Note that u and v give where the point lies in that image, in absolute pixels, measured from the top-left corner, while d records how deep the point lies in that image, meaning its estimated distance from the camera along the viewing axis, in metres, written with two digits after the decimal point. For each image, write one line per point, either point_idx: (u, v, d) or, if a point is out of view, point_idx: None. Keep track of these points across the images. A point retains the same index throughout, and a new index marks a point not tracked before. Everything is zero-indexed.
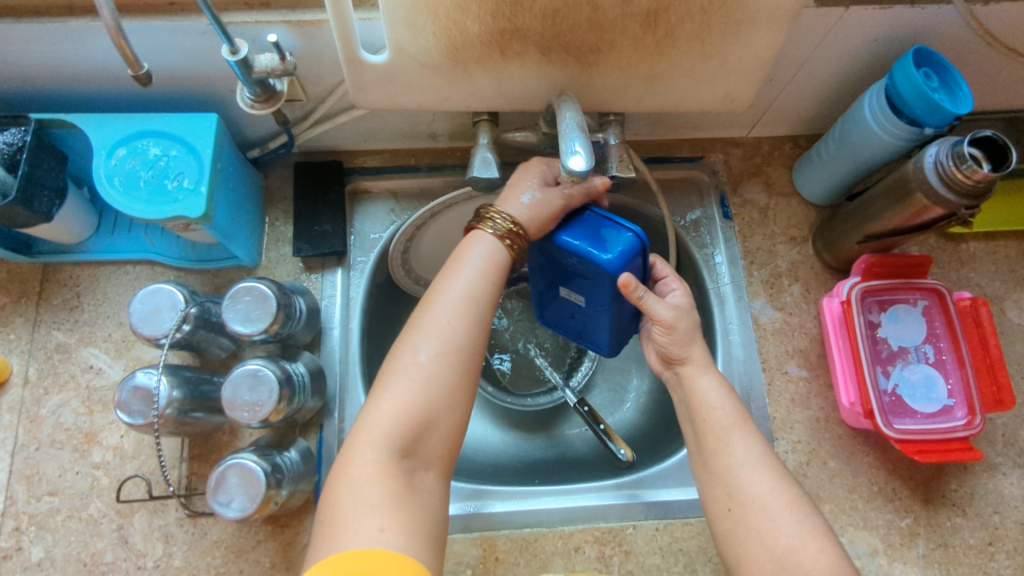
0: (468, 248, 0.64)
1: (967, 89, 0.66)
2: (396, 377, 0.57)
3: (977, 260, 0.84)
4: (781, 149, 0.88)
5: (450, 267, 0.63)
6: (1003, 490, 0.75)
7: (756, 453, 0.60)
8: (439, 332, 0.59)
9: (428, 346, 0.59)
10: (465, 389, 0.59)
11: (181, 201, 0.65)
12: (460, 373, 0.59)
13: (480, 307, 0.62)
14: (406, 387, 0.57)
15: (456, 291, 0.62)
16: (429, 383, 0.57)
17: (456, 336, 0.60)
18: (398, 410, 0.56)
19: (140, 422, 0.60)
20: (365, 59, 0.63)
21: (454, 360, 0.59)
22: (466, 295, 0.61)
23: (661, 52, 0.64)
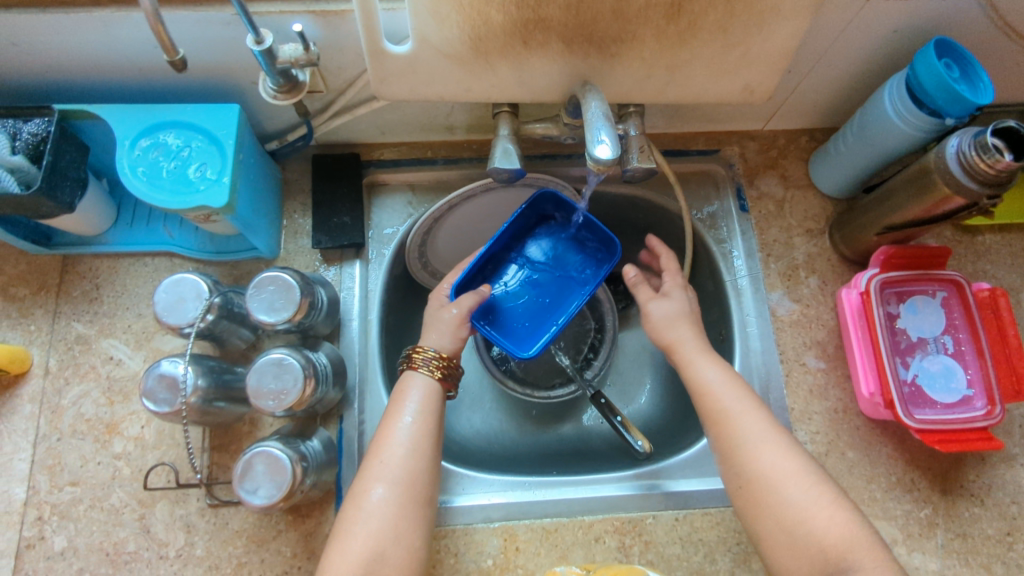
0: (404, 392, 0.66)
1: (987, 80, 0.66)
2: (352, 519, 0.59)
3: (993, 252, 0.84)
4: (797, 142, 0.88)
5: (390, 413, 0.65)
6: (1020, 480, 0.75)
7: (770, 432, 0.62)
8: (386, 475, 0.60)
9: (378, 487, 0.60)
10: (415, 520, 0.60)
11: (204, 191, 0.65)
12: (411, 509, 0.60)
13: (423, 449, 0.63)
14: (357, 529, 0.58)
15: (400, 433, 0.63)
16: (377, 524, 0.58)
17: (402, 473, 0.61)
18: (354, 550, 0.57)
19: (166, 410, 0.60)
20: (388, 50, 0.63)
21: (404, 494, 0.60)
22: (411, 435, 0.63)
23: (683, 43, 0.64)
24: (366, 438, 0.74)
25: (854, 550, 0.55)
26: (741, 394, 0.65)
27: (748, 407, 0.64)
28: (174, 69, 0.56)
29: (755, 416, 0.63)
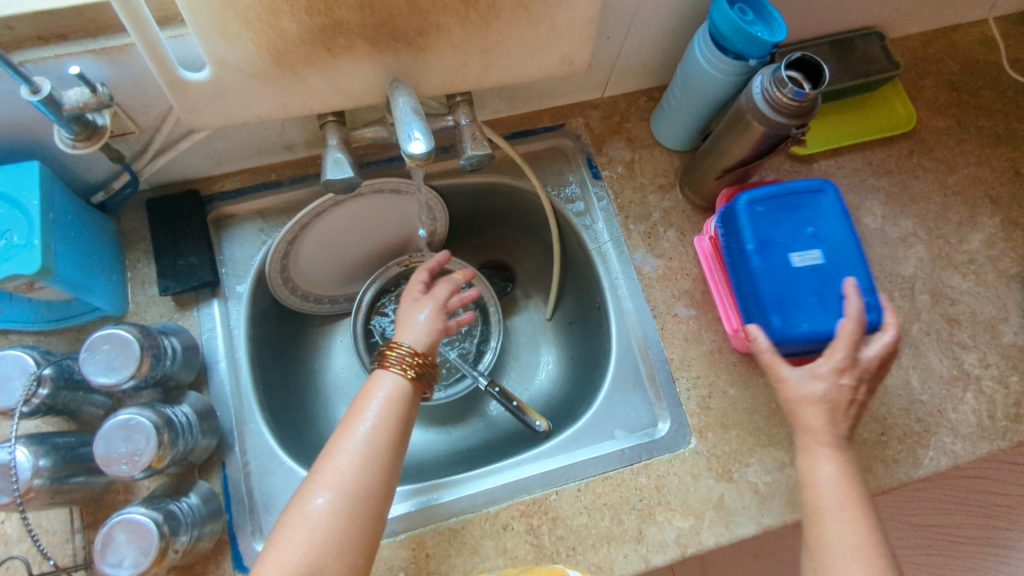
0: (372, 389, 0.62)
1: (780, 18, 0.69)
2: (290, 526, 0.53)
3: (829, 177, 0.89)
4: (636, 103, 0.91)
5: (354, 410, 0.60)
6: (885, 382, 0.80)
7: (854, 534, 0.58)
8: (340, 485, 0.55)
9: (325, 495, 0.54)
10: (360, 535, 0.54)
11: (13, 259, 0.60)
12: (358, 521, 0.54)
13: (382, 452, 0.58)
14: (295, 538, 0.52)
15: (357, 436, 0.58)
16: (321, 534, 0.53)
17: (350, 482, 0.55)
18: (286, 563, 0.51)
19: (4, 500, 0.55)
20: (186, 79, 0.60)
21: (351, 506, 0.54)
22: (370, 439, 0.58)
23: (489, 26, 0.64)
24: (254, 479, 0.72)
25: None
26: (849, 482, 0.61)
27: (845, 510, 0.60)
28: None
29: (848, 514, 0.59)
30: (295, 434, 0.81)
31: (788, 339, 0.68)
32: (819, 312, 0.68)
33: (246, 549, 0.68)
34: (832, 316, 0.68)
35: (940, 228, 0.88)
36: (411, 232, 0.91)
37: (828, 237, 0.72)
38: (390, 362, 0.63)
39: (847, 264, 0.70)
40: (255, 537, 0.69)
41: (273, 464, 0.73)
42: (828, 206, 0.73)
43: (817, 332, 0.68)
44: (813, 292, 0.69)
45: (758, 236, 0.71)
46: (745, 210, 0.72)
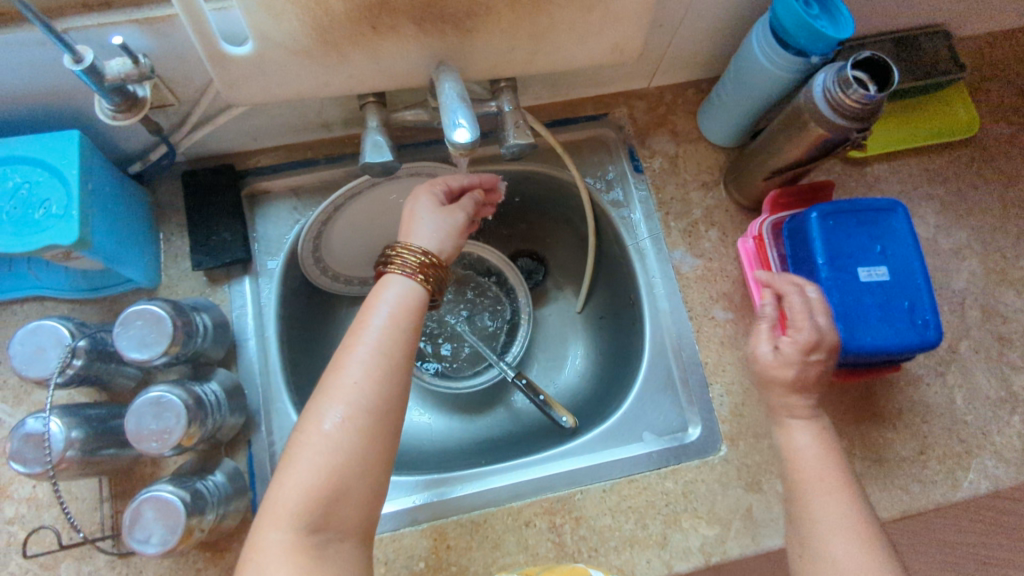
0: (378, 297, 0.57)
1: (847, 12, 0.65)
2: (303, 446, 0.49)
3: (882, 181, 0.86)
4: (683, 95, 0.88)
5: (358, 319, 0.56)
6: (928, 399, 0.78)
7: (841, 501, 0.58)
8: (351, 398, 0.51)
9: (338, 411, 0.50)
10: (379, 450, 0.51)
11: (51, 229, 0.60)
12: (376, 435, 0.51)
13: (394, 360, 0.54)
14: (311, 458, 0.49)
15: (366, 346, 0.54)
16: (339, 452, 0.49)
17: (365, 397, 0.51)
18: (304, 483, 0.48)
19: (38, 470, 0.56)
20: (228, 53, 0.59)
21: (367, 422, 0.51)
22: (380, 351, 0.54)
23: (540, 10, 0.61)
24: (279, 458, 0.72)
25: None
26: (829, 453, 0.61)
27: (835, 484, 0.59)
28: None
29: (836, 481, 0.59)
30: None
31: (847, 350, 0.64)
32: (884, 328, 0.64)
33: None
34: (894, 331, 0.64)
35: (997, 240, 0.84)
36: None
37: (897, 255, 0.67)
38: (398, 266, 0.59)
39: (915, 285, 0.66)
40: None
41: None
42: (899, 226, 0.68)
43: (878, 346, 0.64)
44: (876, 306, 0.65)
45: (829, 250, 0.66)
46: (816, 222, 0.66)
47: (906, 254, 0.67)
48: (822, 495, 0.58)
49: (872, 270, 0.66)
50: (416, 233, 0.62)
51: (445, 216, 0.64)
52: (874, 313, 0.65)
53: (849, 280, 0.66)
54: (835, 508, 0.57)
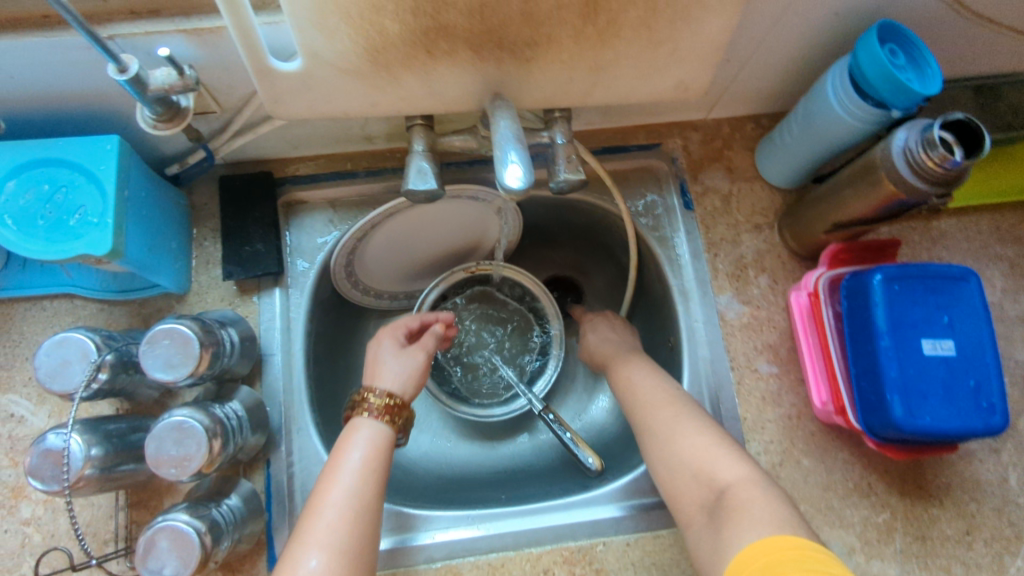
0: (348, 441, 0.59)
1: (936, 66, 0.61)
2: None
3: (948, 237, 0.80)
4: (742, 130, 0.83)
5: (331, 465, 0.58)
6: (979, 476, 0.73)
7: (698, 427, 0.62)
8: (325, 543, 0.52)
9: (314, 556, 0.51)
10: None
11: (84, 237, 0.58)
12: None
13: (368, 505, 0.55)
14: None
15: (341, 490, 0.55)
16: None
17: (341, 540, 0.52)
18: None
19: (55, 488, 0.54)
20: (276, 69, 0.56)
21: (344, 564, 0.51)
22: (354, 494, 0.55)
23: (606, 44, 0.57)
24: (297, 481, 0.70)
25: (740, 486, 0.56)
26: (674, 396, 0.66)
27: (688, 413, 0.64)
28: None
29: (677, 413, 0.64)
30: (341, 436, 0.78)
31: (905, 430, 0.60)
32: (945, 408, 0.61)
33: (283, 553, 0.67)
34: (956, 413, 0.61)
35: None
36: (482, 237, 0.87)
37: (965, 327, 0.63)
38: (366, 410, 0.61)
39: (981, 363, 0.62)
40: None
41: (318, 468, 0.71)
42: (971, 295, 0.64)
43: (937, 428, 0.60)
44: (939, 384, 0.61)
45: (892, 318, 0.62)
46: (880, 287, 0.62)
47: (973, 327, 0.63)
48: (674, 423, 0.63)
49: (937, 343, 0.62)
50: (379, 375, 0.66)
51: (412, 358, 0.68)
52: (935, 390, 0.61)
53: (912, 352, 0.62)
54: (690, 434, 0.61)
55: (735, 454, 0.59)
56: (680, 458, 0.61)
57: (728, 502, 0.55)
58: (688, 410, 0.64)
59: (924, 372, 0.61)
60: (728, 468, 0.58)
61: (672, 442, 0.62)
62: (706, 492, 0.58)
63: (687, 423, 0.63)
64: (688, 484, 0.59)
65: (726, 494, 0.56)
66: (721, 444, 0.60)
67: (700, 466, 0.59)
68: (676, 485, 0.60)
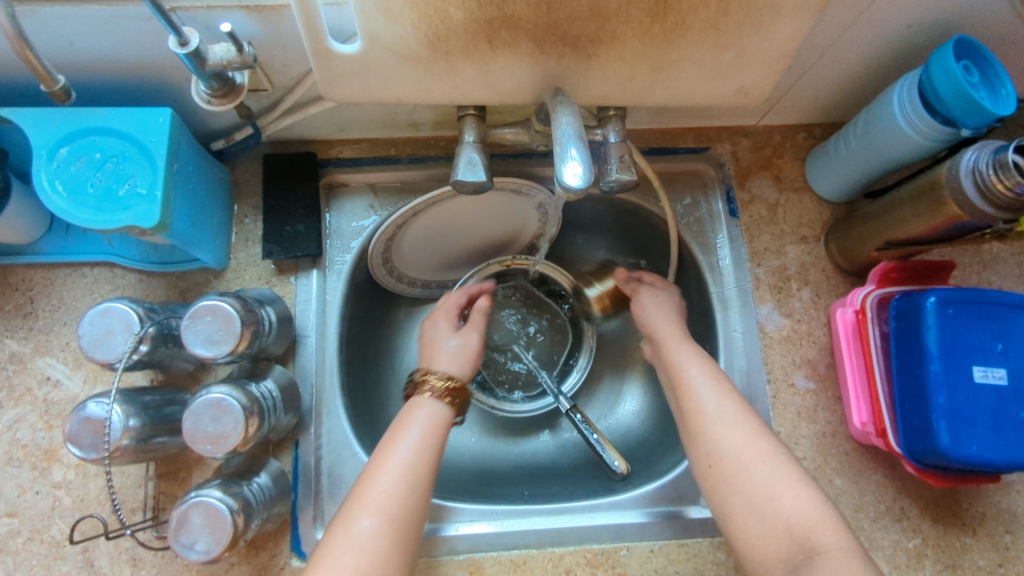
0: (411, 415, 0.60)
1: (1010, 86, 0.59)
2: (331, 547, 0.51)
3: (1000, 262, 0.77)
4: (794, 138, 0.81)
5: (392, 435, 0.59)
6: (1016, 508, 0.71)
7: (787, 471, 0.57)
8: (380, 508, 0.53)
9: (370, 516, 0.53)
10: (403, 559, 0.52)
11: (133, 209, 0.58)
12: (399, 545, 0.53)
13: (422, 475, 0.57)
14: (340, 559, 0.50)
15: (398, 459, 0.57)
16: (365, 556, 0.51)
17: (393, 505, 0.54)
18: None
19: (93, 456, 0.55)
20: (335, 51, 0.55)
21: (396, 529, 0.53)
22: (409, 465, 0.56)
23: (670, 44, 0.56)
24: (324, 464, 0.71)
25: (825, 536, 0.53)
26: (744, 425, 0.60)
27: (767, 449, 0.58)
28: (63, 96, 0.50)
29: (767, 452, 0.58)
30: (369, 422, 0.78)
31: (951, 458, 0.59)
32: (993, 438, 0.59)
33: (307, 535, 0.68)
34: (1004, 445, 0.59)
35: None
36: (519, 231, 0.86)
37: (1017, 356, 0.62)
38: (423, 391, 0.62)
39: None
40: (317, 525, 0.69)
41: (346, 453, 0.71)
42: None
43: (985, 458, 0.59)
44: (988, 414, 0.60)
45: (944, 343, 0.60)
46: (934, 310, 0.60)
47: None
48: (755, 460, 0.58)
49: (988, 371, 0.61)
50: (437, 359, 0.67)
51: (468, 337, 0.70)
52: (985, 418, 0.60)
53: (963, 379, 0.60)
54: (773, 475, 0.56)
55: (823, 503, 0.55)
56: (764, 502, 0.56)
57: (816, 554, 0.52)
58: (768, 446, 0.58)
59: (974, 400, 0.60)
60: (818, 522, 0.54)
61: (752, 484, 0.56)
62: (792, 544, 0.54)
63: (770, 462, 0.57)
64: (768, 534, 0.55)
65: (815, 548, 0.52)
66: (810, 489, 0.56)
67: (790, 518, 0.54)
68: (754, 532, 0.55)
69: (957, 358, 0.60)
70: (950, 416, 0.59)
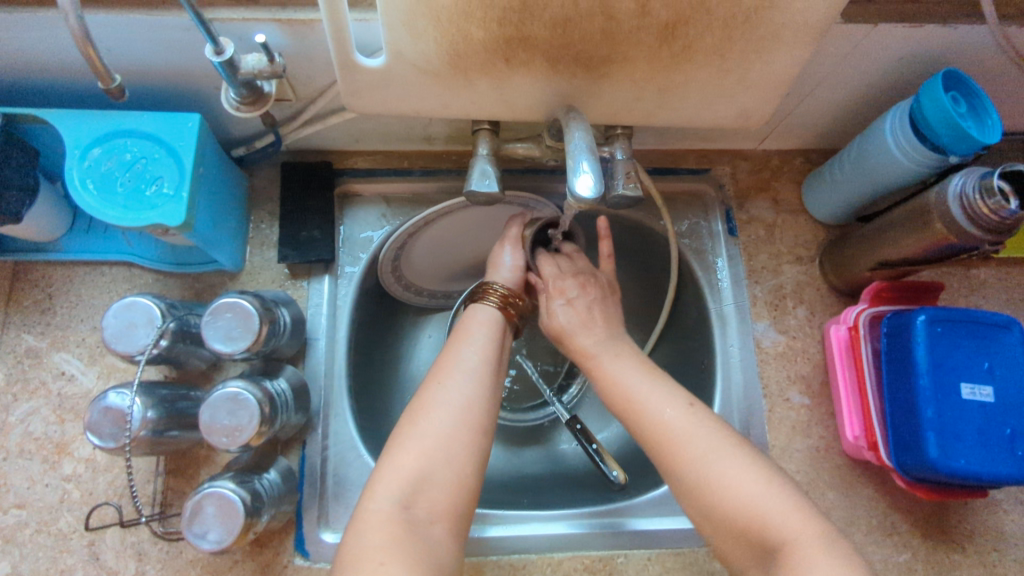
0: (471, 322, 0.67)
1: (996, 116, 0.62)
2: (404, 432, 0.56)
3: (987, 287, 0.80)
4: (791, 163, 0.85)
5: (457, 338, 0.65)
6: (1003, 526, 0.73)
7: (754, 475, 0.54)
8: (447, 398, 0.58)
9: (436, 407, 0.57)
10: (472, 447, 0.56)
11: (160, 208, 0.60)
12: (468, 433, 0.57)
13: (486, 376, 0.62)
14: (409, 442, 0.55)
15: (462, 360, 0.62)
16: (432, 441, 0.55)
17: (462, 399, 0.59)
18: (406, 463, 0.54)
19: (111, 446, 0.57)
20: (360, 64, 0.59)
21: (466, 420, 0.57)
22: (474, 367, 0.61)
23: (677, 68, 0.59)
24: (330, 464, 0.72)
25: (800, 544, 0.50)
26: (706, 428, 0.58)
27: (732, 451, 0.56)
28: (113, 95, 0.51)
29: (735, 458, 0.56)
30: (373, 425, 0.80)
31: (940, 471, 0.61)
32: (982, 452, 0.62)
33: (311, 534, 0.69)
34: (992, 459, 0.62)
35: None
36: None
37: (1003, 375, 0.64)
38: (492, 296, 0.68)
39: (1018, 412, 0.63)
40: (321, 525, 0.70)
41: (351, 454, 0.72)
42: (1012, 343, 0.65)
43: (974, 472, 0.61)
44: (977, 429, 0.62)
45: (933, 359, 0.63)
46: (924, 328, 0.63)
47: (1012, 374, 0.65)
48: (714, 460, 0.56)
49: (976, 389, 0.63)
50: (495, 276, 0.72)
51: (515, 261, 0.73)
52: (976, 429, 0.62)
53: (953, 394, 0.63)
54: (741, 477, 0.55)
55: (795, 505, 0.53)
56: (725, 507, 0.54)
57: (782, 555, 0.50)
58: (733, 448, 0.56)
59: (964, 416, 0.62)
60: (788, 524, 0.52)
61: (718, 488, 0.54)
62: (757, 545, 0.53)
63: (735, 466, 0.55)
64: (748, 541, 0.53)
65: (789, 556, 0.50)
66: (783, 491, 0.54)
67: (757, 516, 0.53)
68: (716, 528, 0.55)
69: (947, 373, 0.63)
70: (941, 428, 0.62)
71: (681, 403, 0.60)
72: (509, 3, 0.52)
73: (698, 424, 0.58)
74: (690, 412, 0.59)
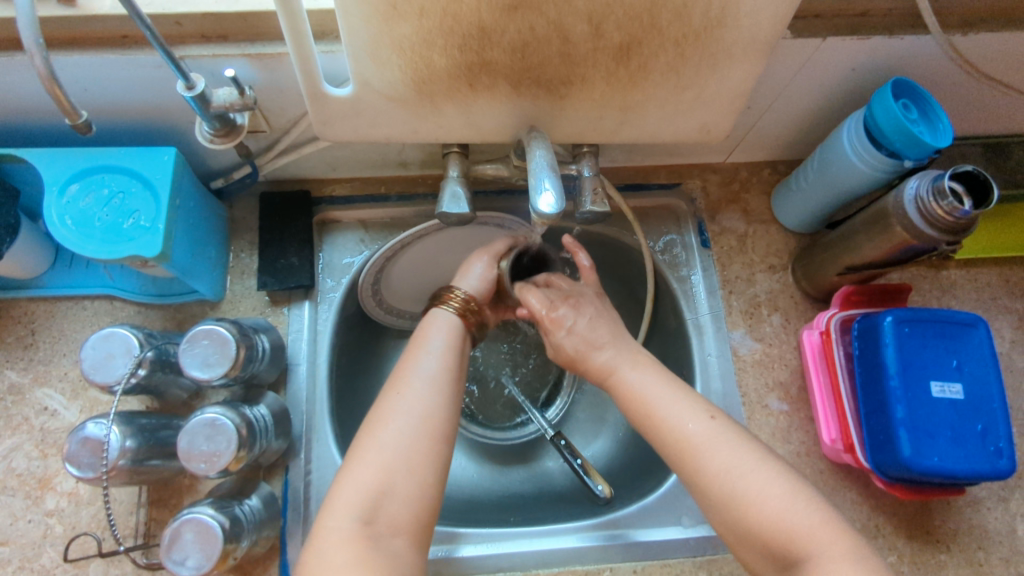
0: (428, 328, 0.67)
1: (946, 120, 0.64)
2: (366, 447, 0.57)
3: (957, 288, 0.82)
4: (759, 174, 0.87)
5: (413, 347, 0.65)
6: (987, 524, 0.73)
7: (740, 494, 0.56)
8: (401, 407, 0.59)
9: (397, 420, 0.58)
10: (431, 454, 0.58)
11: (137, 240, 0.61)
12: (429, 443, 0.58)
13: (443, 383, 0.62)
14: (368, 458, 0.56)
15: (419, 370, 0.62)
16: (390, 453, 0.56)
17: (418, 409, 0.59)
18: (364, 479, 0.55)
19: (89, 475, 0.57)
20: (329, 94, 0.60)
21: (422, 430, 0.58)
22: (433, 372, 0.62)
23: (635, 86, 0.61)
24: (313, 489, 0.72)
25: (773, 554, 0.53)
26: (730, 440, 0.59)
27: (759, 463, 0.57)
28: (81, 131, 0.52)
29: (752, 460, 0.57)
30: None
31: (913, 470, 0.62)
32: (954, 451, 0.62)
33: (296, 560, 0.69)
34: (964, 457, 0.62)
35: None
36: None
37: (972, 372, 0.65)
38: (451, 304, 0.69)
39: (987, 408, 0.64)
40: (305, 550, 0.69)
41: (335, 478, 0.73)
42: (979, 341, 0.66)
43: (945, 469, 0.62)
44: (948, 426, 0.63)
45: (902, 359, 0.64)
46: (890, 329, 0.64)
47: (982, 373, 0.65)
48: (746, 474, 0.56)
49: (946, 390, 0.64)
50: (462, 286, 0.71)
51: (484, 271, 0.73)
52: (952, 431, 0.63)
53: (922, 396, 0.63)
54: (771, 491, 0.55)
55: (780, 519, 0.54)
56: (741, 525, 0.55)
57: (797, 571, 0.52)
58: (720, 469, 0.57)
59: (935, 418, 0.63)
60: (777, 538, 0.53)
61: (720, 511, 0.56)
62: None
63: (759, 479, 0.56)
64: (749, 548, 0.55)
65: (764, 561, 0.53)
66: (767, 505, 0.55)
67: (743, 531, 0.54)
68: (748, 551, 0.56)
69: (918, 375, 0.64)
70: (911, 430, 0.62)
71: (703, 415, 0.61)
72: (468, 31, 0.54)
73: (722, 434, 0.59)
74: (713, 423, 0.60)
